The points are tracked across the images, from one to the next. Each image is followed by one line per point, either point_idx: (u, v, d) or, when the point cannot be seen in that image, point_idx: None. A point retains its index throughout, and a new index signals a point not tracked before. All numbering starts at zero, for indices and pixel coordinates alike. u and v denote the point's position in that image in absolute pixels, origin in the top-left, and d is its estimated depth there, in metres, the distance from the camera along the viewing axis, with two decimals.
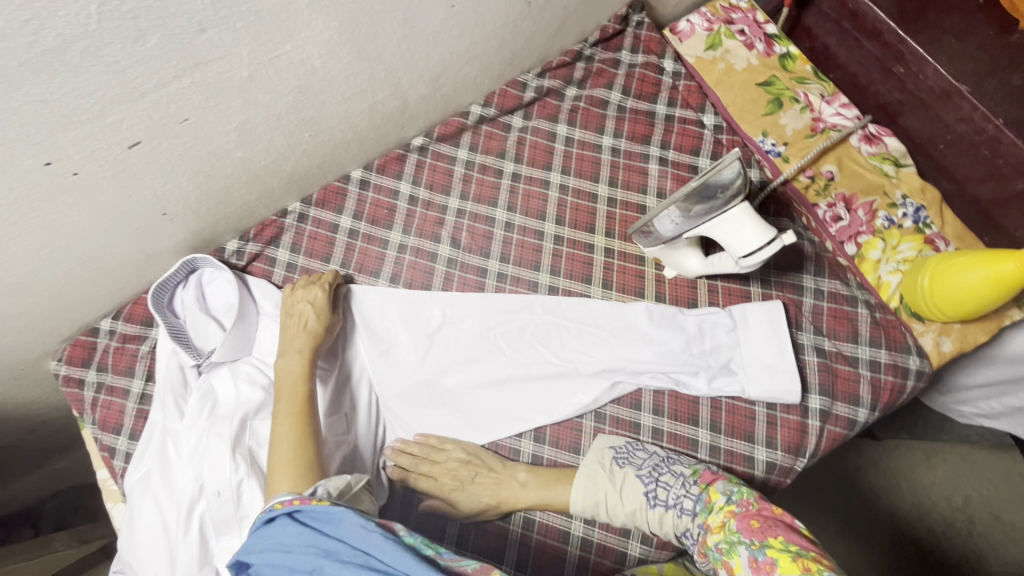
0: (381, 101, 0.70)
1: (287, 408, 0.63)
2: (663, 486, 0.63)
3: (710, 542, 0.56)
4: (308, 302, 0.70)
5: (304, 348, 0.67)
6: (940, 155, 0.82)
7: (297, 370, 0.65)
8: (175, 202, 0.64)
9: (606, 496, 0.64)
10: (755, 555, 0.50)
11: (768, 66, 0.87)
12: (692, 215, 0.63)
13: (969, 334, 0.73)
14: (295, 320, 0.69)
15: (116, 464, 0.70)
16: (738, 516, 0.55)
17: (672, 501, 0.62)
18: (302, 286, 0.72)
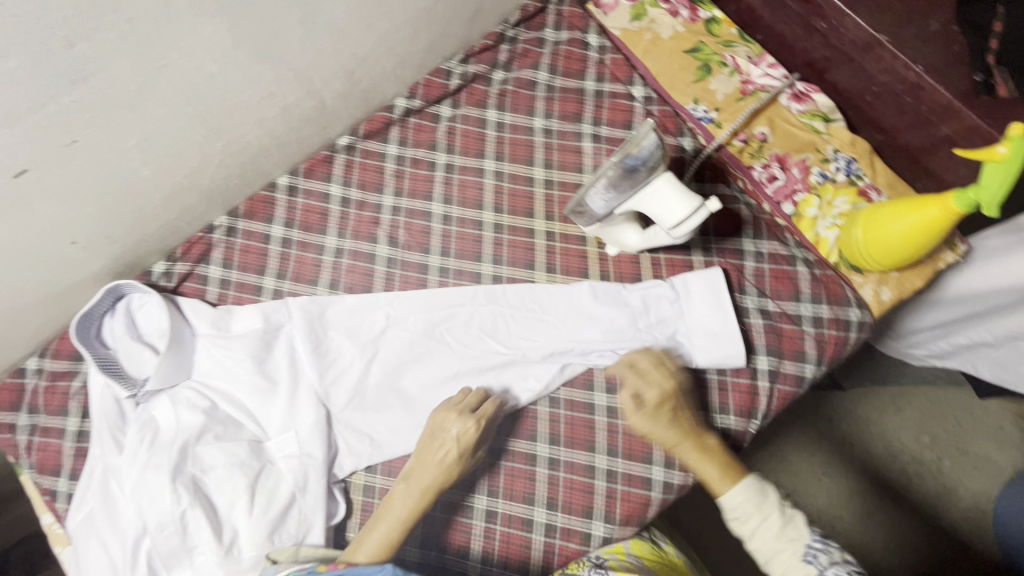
0: (295, 103, 0.68)
1: (384, 527, 0.62)
2: (825, 552, 0.57)
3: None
4: (456, 441, 0.64)
5: (432, 486, 0.64)
6: (868, 107, 0.82)
7: (406, 511, 0.63)
8: (84, 229, 0.61)
9: (762, 518, 0.59)
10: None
11: (695, 32, 0.85)
12: (622, 190, 0.63)
13: (906, 281, 0.74)
14: (434, 453, 0.65)
15: (60, 506, 0.68)
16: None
17: (834, 575, 0.55)
18: (455, 407, 0.66)
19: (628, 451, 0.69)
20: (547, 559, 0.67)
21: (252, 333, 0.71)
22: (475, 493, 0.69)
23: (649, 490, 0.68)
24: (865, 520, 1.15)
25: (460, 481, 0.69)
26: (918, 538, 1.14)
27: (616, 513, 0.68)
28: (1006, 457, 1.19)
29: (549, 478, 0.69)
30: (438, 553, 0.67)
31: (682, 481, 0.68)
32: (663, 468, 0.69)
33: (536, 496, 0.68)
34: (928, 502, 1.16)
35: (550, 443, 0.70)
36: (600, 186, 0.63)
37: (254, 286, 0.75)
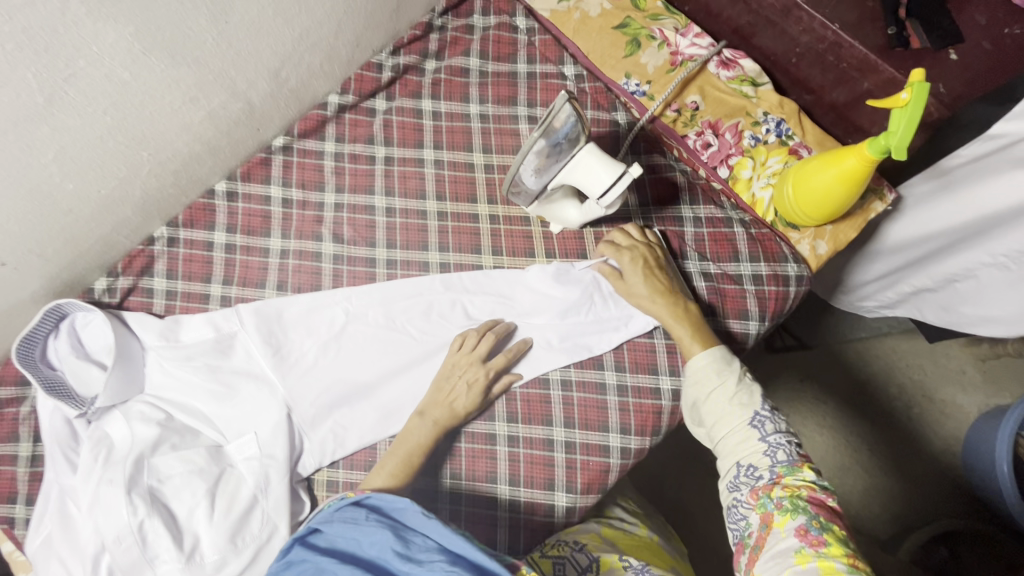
0: (221, 106, 0.68)
1: (401, 454, 0.66)
2: (772, 421, 0.59)
3: (773, 494, 0.54)
4: (469, 386, 0.68)
5: (439, 420, 0.67)
6: (794, 69, 0.84)
7: (422, 442, 0.66)
8: (12, 249, 0.60)
9: (720, 383, 0.62)
10: (808, 526, 0.51)
11: (621, 8, 0.86)
12: (550, 170, 0.66)
13: (840, 233, 0.76)
14: (447, 392, 0.69)
15: (19, 533, 0.67)
16: (814, 494, 0.54)
17: (774, 442, 0.57)
18: (466, 356, 0.70)
19: (584, 421, 0.71)
20: (514, 535, 0.68)
21: (205, 341, 0.71)
22: (440, 477, 0.69)
23: (608, 457, 0.70)
24: (841, 473, 1.19)
25: (427, 469, 0.69)
26: (893, 487, 1.18)
27: (578, 482, 0.69)
28: (969, 401, 1.23)
29: (509, 456, 0.70)
30: None
31: (639, 445, 0.70)
32: (619, 435, 0.70)
33: (499, 474, 0.69)
34: (898, 451, 1.21)
35: (508, 421, 0.71)
36: (527, 169, 0.65)
37: (201, 294, 0.74)
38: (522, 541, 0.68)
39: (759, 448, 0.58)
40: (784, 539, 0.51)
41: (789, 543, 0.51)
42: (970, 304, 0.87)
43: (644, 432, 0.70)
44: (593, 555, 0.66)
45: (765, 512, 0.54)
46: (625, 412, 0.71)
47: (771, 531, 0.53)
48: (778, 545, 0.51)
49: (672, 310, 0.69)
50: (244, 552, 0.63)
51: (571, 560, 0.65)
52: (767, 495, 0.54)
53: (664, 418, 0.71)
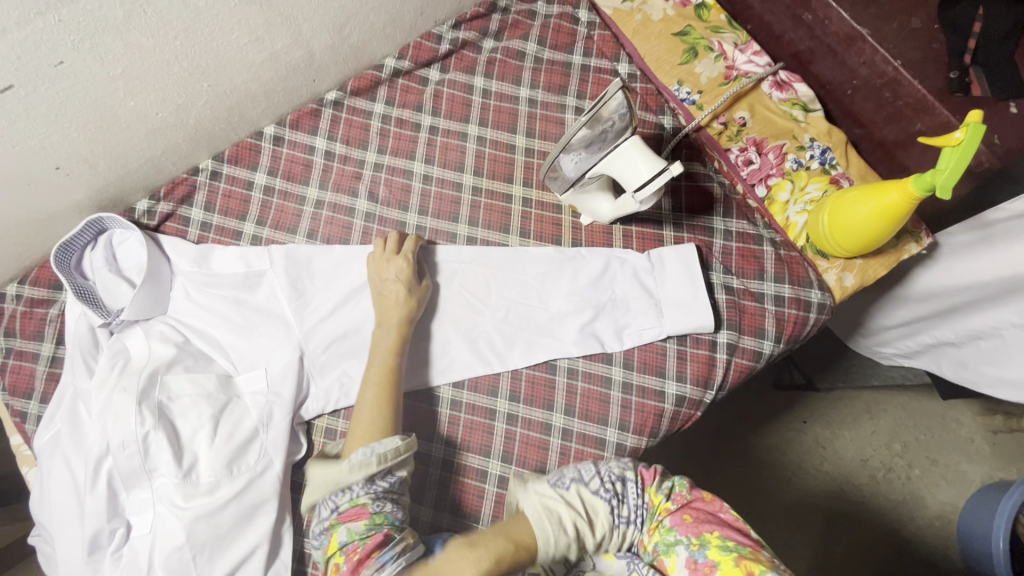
0: (283, 51, 0.70)
1: (378, 362, 0.66)
2: (617, 497, 0.52)
3: (648, 544, 0.50)
4: (398, 280, 0.70)
5: (398, 318, 0.69)
6: (848, 100, 0.83)
7: (390, 343, 0.67)
8: (70, 155, 0.63)
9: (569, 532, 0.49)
10: (693, 555, 0.46)
11: (684, 16, 0.87)
12: (582, 157, 0.67)
13: (869, 268, 0.75)
14: (388, 296, 0.70)
15: (29, 428, 0.70)
16: (672, 513, 0.50)
17: (629, 513, 0.52)
18: (383, 256, 0.72)
19: (584, 411, 0.71)
20: (497, 510, 0.68)
21: (234, 275, 0.73)
22: (433, 442, 0.70)
23: (602, 450, 0.70)
24: (829, 523, 1.17)
25: (421, 432, 0.70)
26: (880, 543, 1.16)
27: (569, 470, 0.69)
28: (975, 470, 1.21)
29: (506, 433, 0.70)
30: None
31: (635, 444, 0.71)
32: (617, 431, 0.71)
33: (493, 449, 0.70)
34: (893, 508, 1.19)
35: (510, 399, 0.72)
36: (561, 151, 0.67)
37: (234, 230, 0.76)
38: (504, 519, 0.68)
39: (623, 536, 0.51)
40: None
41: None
42: (992, 364, 0.85)
43: (643, 432, 0.71)
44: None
45: (657, 565, 0.49)
46: (627, 409, 0.71)
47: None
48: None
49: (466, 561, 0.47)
50: (238, 479, 0.64)
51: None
52: (645, 550, 0.50)
53: (664, 422, 0.72)
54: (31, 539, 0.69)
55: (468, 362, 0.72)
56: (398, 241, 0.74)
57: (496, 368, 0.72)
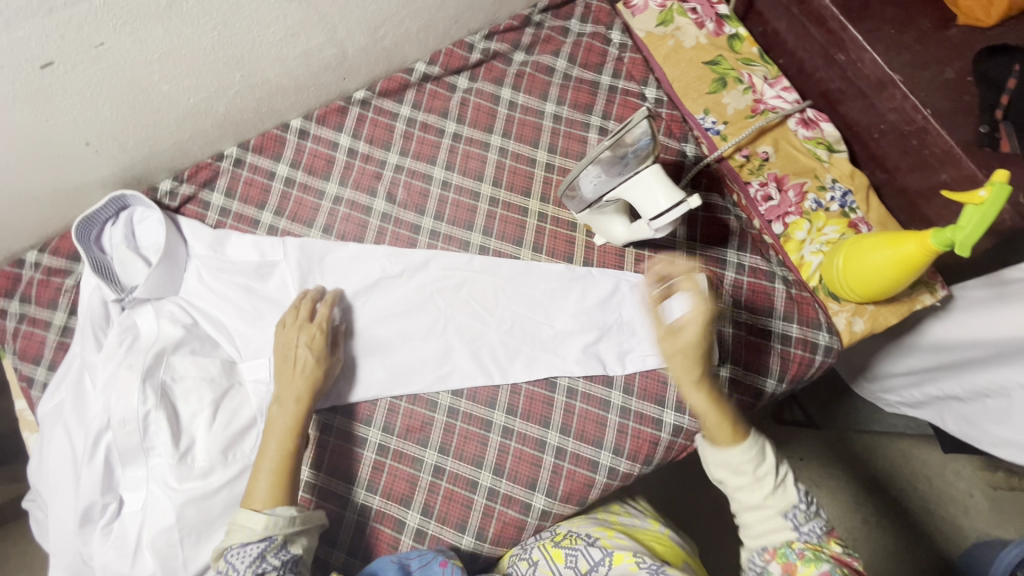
0: (317, 48, 0.71)
1: (274, 446, 0.62)
2: (806, 509, 0.57)
3: (794, 546, 0.55)
4: (308, 347, 0.67)
5: (301, 394, 0.65)
6: (874, 144, 0.83)
7: (288, 424, 0.63)
8: (100, 132, 0.65)
9: (755, 478, 0.57)
10: (834, 574, 0.53)
11: (717, 46, 0.87)
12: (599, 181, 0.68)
13: (880, 316, 0.75)
14: (292, 365, 0.66)
15: (34, 393, 0.71)
16: (835, 552, 0.55)
17: (806, 523, 0.56)
18: (293, 326, 0.69)
19: (580, 432, 0.71)
20: (484, 522, 0.69)
21: (247, 263, 0.74)
22: (427, 447, 0.71)
23: (595, 473, 0.70)
24: None
25: (416, 436, 0.71)
26: None
27: (559, 489, 0.70)
28: (972, 526, 1.18)
29: (500, 446, 0.71)
30: (382, 498, 0.69)
31: (628, 469, 0.70)
32: (611, 455, 0.71)
33: (485, 460, 0.70)
34: (885, 557, 1.16)
35: (507, 412, 0.72)
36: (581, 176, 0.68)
37: (251, 219, 0.77)
38: (490, 532, 0.69)
39: (786, 526, 0.56)
40: None
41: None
42: (997, 423, 0.83)
43: (636, 458, 0.71)
44: (606, 550, 0.64)
45: (784, 562, 0.55)
46: (623, 433, 0.71)
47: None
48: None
49: (720, 431, 0.59)
50: (234, 465, 0.65)
51: (584, 553, 0.64)
52: (788, 547, 0.55)
53: (659, 450, 0.71)
54: (25, 504, 0.70)
55: (469, 371, 0.73)
56: (311, 307, 0.71)
57: (496, 380, 0.72)
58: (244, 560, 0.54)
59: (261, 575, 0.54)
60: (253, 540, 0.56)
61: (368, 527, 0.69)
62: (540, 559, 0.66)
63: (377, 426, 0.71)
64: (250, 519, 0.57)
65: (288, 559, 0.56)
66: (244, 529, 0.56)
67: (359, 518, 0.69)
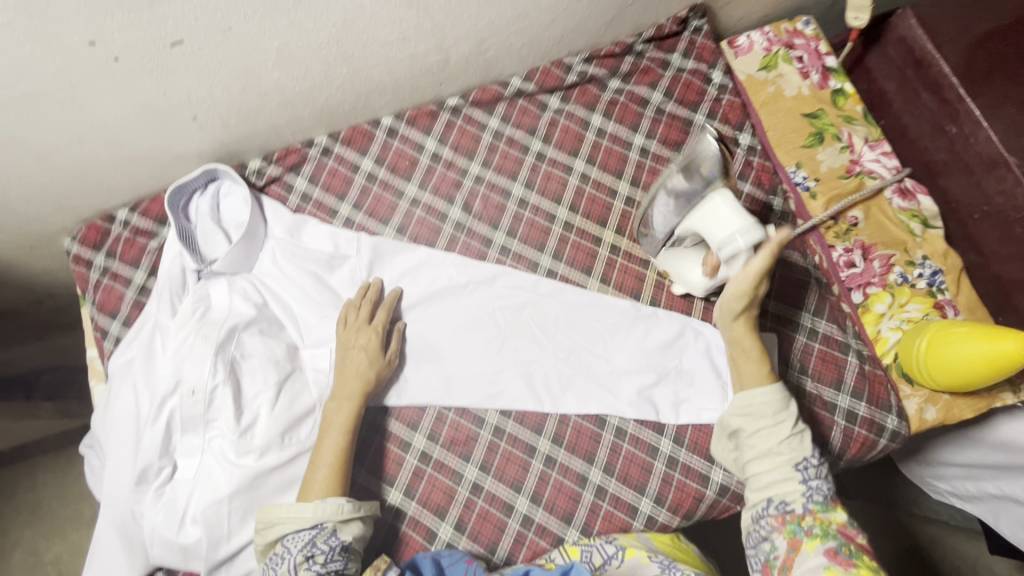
0: (423, 53, 0.72)
1: (332, 440, 0.65)
2: (816, 467, 0.62)
3: (802, 522, 0.60)
4: (363, 351, 0.69)
5: (355, 396, 0.67)
6: (972, 225, 0.78)
7: (343, 422, 0.66)
8: (207, 109, 0.67)
9: (775, 423, 0.62)
10: (837, 551, 0.57)
11: (819, 99, 0.85)
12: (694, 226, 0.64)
13: (955, 407, 0.72)
14: (350, 363, 0.69)
15: (106, 345, 0.75)
16: (844, 527, 0.59)
17: (813, 483, 0.61)
18: (353, 328, 0.71)
19: (624, 474, 0.70)
20: (515, 548, 0.68)
21: (321, 253, 0.76)
22: (469, 462, 0.71)
23: (632, 518, 0.69)
24: None
25: (460, 450, 0.71)
26: None
27: (594, 527, 0.69)
28: None
29: (541, 474, 0.70)
30: (417, 506, 0.70)
31: (666, 521, 0.69)
32: (652, 503, 0.69)
33: (524, 486, 0.70)
34: None
35: (552, 441, 0.71)
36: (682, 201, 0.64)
37: (330, 209, 0.79)
38: (519, 559, 0.68)
39: (798, 488, 0.61)
40: (812, 560, 0.57)
41: (817, 563, 0.57)
42: None
43: (677, 511, 0.69)
44: (617, 544, 0.64)
45: (791, 539, 0.60)
46: (667, 484, 0.69)
47: (799, 553, 0.58)
48: (806, 565, 0.57)
49: (757, 370, 0.65)
50: (287, 449, 0.67)
51: (599, 549, 0.64)
52: (797, 523, 0.60)
53: (701, 506, 0.70)
54: (82, 448, 0.73)
55: (521, 395, 0.72)
56: (371, 309, 0.73)
57: (546, 408, 0.72)
58: (297, 544, 0.59)
59: (310, 559, 0.58)
60: (306, 526, 0.60)
61: (399, 530, 0.69)
62: (556, 557, 0.65)
63: (422, 432, 0.72)
64: (303, 508, 0.61)
65: (337, 546, 0.60)
66: (296, 518, 0.60)
67: (392, 520, 0.69)
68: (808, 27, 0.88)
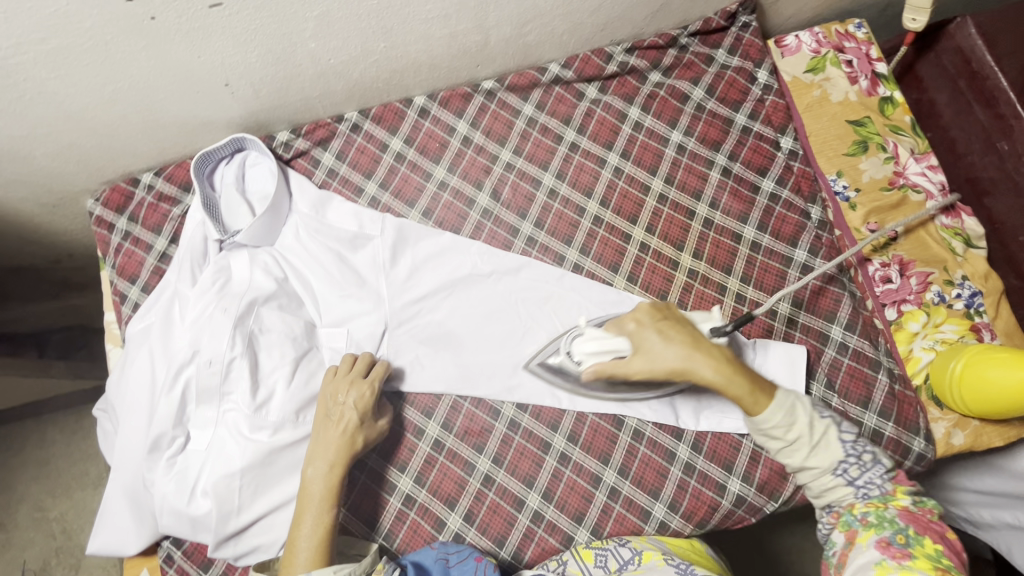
0: (463, 32, 0.69)
1: (313, 513, 0.60)
2: (858, 464, 0.60)
3: (856, 511, 0.59)
4: (356, 409, 0.64)
5: (338, 461, 0.62)
6: (1016, 246, 0.76)
7: (326, 492, 0.61)
8: (240, 76, 0.65)
9: (793, 441, 0.60)
10: (890, 540, 0.55)
11: (866, 106, 0.81)
12: (588, 345, 0.64)
13: (984, 434, 0.70)
14: (337, 424, 0.64)
15: (124, 310, 0.74)
16: (904, 510, 0.58)
17: (861, 480, 0.59)
18: (343, 383, 0.65)
19: (639, 477, 0.69)
20: (523, 543, 0.67)
21: (344, 231, 0.74)
22: (482, 454, 0.70)
23: (644, 523, 0.68)
24: None
25: (473, 443, 0.70)
26: None
27: (604, 528, 0.68)
28: None
29: (554, 470, 0.69)
30: (426, 494, 0.69)
31: (678, 528, 0.68)
32: (665, 508, 0.68)
33: (536, 481, 0.69)
34: None
35: (568, 439, 0.70)
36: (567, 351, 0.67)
37: (356, 186, 0.77)
38: (526, 555, 0.67)
39: (847, 489, 0.60)
40: (865, 552, 0.56)
41: (869, 557, 0.55)
42: None
43: (690, 518, 0.68)
44: (635, 549, 0.63)
45: (847, 530, 0.59)
46: (682, 490, 0.68)
47: (854, 547, 0.57)
48: (860, 559, 0.56)
49: (746, 398, 0.60)
50: (300, 428, 0.66)
51: (614, 553, 0.63)
52: (850, 514, 0.59)
53: (715, 516, 0.68)
54: (95, 412, 0.73)
55: (539, 389, 0.71)
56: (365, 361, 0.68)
57: (564, 405, 0.70)
58: None
59: None
60: None
61: (408, 517, 0.68)
62: (568, 559, 0.64)
63: (436, 420, 0.71)
64: None
65: None
66: None
67: (401, 506, 0.69)
68: (860, 30, 0.84)
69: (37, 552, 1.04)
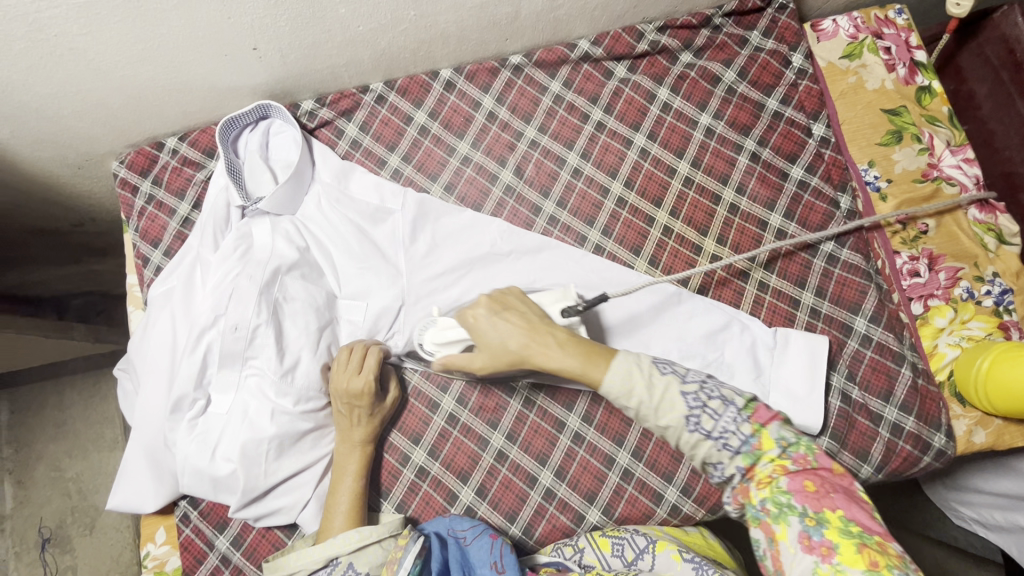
0: (494, 3, 0.68)
1: (347, 486, 0.64)
2: (710, 412, 0.52)
3: (754, 499, 0.50)
4: (362, 401, 0.65)
5: (360, 441, 0.65)
6: None
7: (357, 465, 0.65)
8: (269, 40, 0.64)
9: (640, 404, 0.53)
10: (808, 533, 0.46)
11: (903, 95, 0.79)
12: (437, 336, 0.66)
13: (1006, 433, 0.69)
14: (347, 415, 0.65)
15: (146, 273, 0.75)
16: (789, 473, 0.49)
17: (717, 432, 0.52)
18: (344, 378, 0.65)
19: (653, 460, 0.68)
20: (534, 520, 0.68)
21: (367, 204, 0.74)
22: (496, 432, 0.70)
23: (656, 505, 0.68)
24: None
25: (488, 420, 0.70)
26: None
27: (616, 509, 0.68)
28: None
29: (567, 449, 0.69)
30: (440, 468, 0.69)
31: (690, 513, 0.68)
32: (678, 492, 0.68)
33: (550, 459, 0.69)
34: None
35: (583, 419, 0.70)
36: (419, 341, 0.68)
37: (379, 158, 0.77)
38: (537, 531, 0.68)
39: (712, 447, 0.52)
40: (793, 557, 0.47)
41: (802, 565, 0.46)
42: None
43: (702, 503, 0.68)
44: (650, 537, 0.62)
45: (761, 526, 0.49)
46: (696, 475, 0.68)
47: (778, 546, 0.48)
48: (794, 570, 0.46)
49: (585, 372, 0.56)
50: (322, 396, 0.67)
51: (630, 542, 0.62)
52: (751, 504, 0.50)
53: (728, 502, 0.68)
54: (116, 372, 0.74)
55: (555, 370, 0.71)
56: (363, 352, 0.67)
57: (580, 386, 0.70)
58: None
59: None
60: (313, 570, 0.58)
61: (420, 490, 0.69)
62: (585, 546, 0.63)
63: (451, 395, 0.71)
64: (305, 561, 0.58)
65: None
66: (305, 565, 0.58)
67: (414, 478, 0.69)
68: (900, 16, 0.82)
69: (53, 509, 1.06)
